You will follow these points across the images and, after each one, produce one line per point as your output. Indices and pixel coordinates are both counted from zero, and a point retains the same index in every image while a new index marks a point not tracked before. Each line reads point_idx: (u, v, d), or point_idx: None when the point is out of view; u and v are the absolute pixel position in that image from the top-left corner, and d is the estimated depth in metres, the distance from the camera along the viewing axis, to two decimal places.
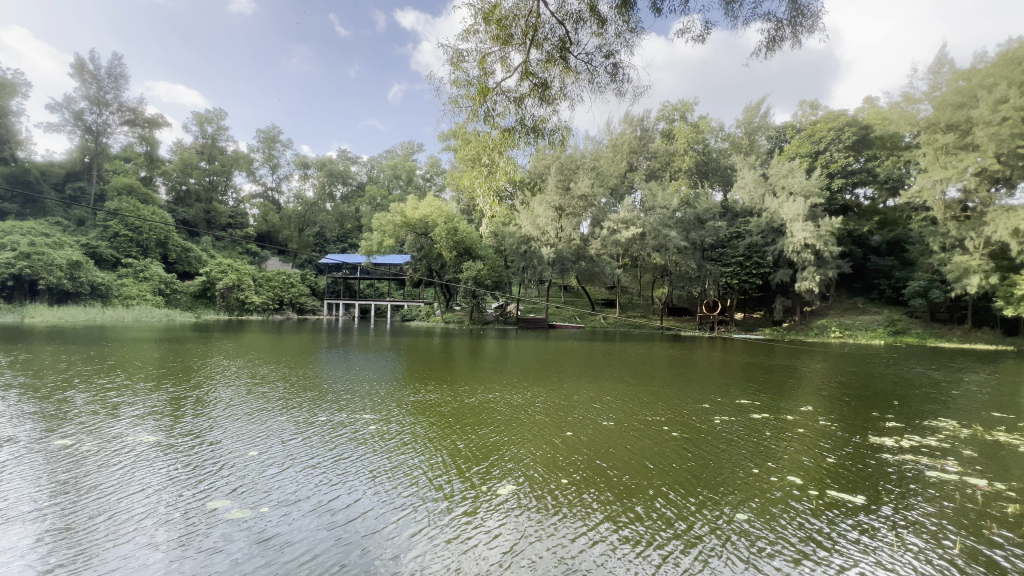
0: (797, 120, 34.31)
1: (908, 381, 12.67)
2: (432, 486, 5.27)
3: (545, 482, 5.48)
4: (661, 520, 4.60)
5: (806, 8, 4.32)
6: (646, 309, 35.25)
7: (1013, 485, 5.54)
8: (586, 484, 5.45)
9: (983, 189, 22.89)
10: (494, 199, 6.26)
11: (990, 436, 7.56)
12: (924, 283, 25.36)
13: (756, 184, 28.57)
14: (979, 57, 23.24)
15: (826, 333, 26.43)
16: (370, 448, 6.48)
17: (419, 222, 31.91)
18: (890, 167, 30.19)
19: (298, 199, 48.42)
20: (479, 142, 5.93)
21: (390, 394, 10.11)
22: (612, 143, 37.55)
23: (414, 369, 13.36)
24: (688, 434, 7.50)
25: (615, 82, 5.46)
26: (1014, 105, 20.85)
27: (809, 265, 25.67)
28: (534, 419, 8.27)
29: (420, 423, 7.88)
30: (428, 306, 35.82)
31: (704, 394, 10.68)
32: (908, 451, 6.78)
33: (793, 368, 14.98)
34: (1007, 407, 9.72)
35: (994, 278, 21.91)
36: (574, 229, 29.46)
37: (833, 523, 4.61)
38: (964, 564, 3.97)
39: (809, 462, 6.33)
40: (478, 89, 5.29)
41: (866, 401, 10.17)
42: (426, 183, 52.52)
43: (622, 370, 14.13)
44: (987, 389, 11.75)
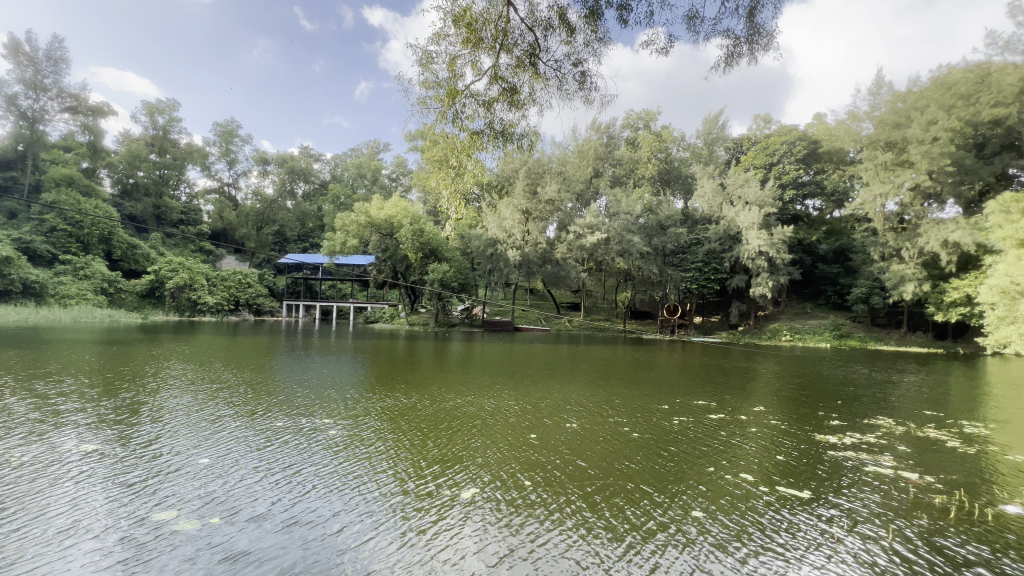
0: (753, 133, 35.99)
1: (853, 382, 13.51)
2: (402, 494, 5.20)
3: (518, 486, 5.53)
4: (632, 521, 4.74)
5: (762, 27, 4.47)
6: (610, 312, 35.97)
7: (941, 478, 6.02)
8: (556, 486, 5.54)
9: (917, 204, 24.79)
10: (460, 202, 6.22)
11: (922, 433, 8.16)
12: (865, 291, 26.99)
13: (714, 193, 29.79)
14: (914, 80, 25.15)
15: (777, 336, 27.78)
16: (337, 456, 6.36)
17: (384, 222, 31.35)
18: (836, 180, 32.14)
19: (256, 196, 46.60)
20: (447, 144, 5.90)
21: (354, 397, 9.97)
22: (578, 149, 38.18)
23: (380, 373, 13.20)
24: (649, 434, 7.78)
25: (583, 90, 5.44)
26: (943, 126, 22.70)
27: (763, 271, 26.92)
28: (502, 422, 8.36)
29: (387, 428, 7.78)
30: (392, 308, 35.23)
31: (664, 395, 11.06)
32: (850, 449, 7.24)
33: (749, 369, 15.71)
34: (937, 406, 10.52)
35: (927, 286, 23.64)
36: (540, 233, 29.74)
37: (793, 518, 4.88)
38: (912, 551, 4.29)
39: (764, 461, 6.64)
40: (447, 92, 5.26)
41: (815, 401, 10.76)
42: (392, 183, 51.74)
43: (586, 371, 14.46)
44: (921, 389, 12.67)
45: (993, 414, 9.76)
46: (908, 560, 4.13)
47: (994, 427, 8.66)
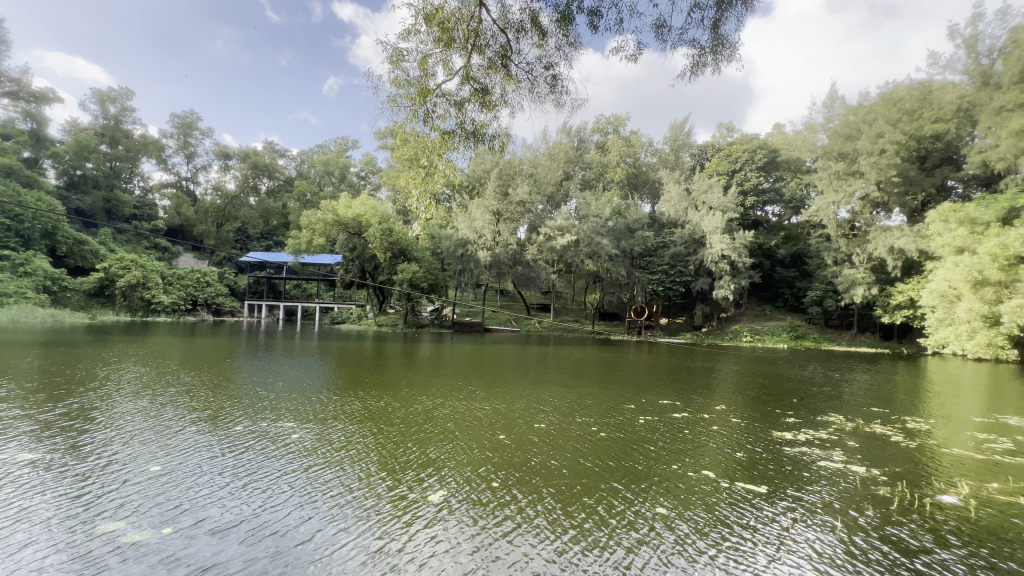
0: (717, 140, 37.23)
1: (808, 381, 14.18)
2: (374, 500, 5.12)
3: (491, 488, 5.54)
4: (605, 520, 4.83)
5: (726, 39, 4.63)
6: (579, 313, 36.46)
7: (885, 471, 6.42)
8: (530, 488, 5.59)
9: (867, 212, 26.24)
10: (430, 201, 6.15)
11: (869, 429, 8.67)
12: (819, 293, 28.33)
13: (680, 198, 30.70)
14: (864, 95, 26.66)
15: (738, 337, 28.87)
16: (304, 461, 6.20)
17: (352, 220, 30.75)
18: (793, 188, 33.64)
19: (217, 191, 44.82)
20: (417, 143, 5.85)
21: (320, 400, 9.74)
22: (549, 151, 38.50)
23: (346, 374, 12.94)
24: (614, 433, 7.96)
25: (555, 94, 5.49)
26: (889, 139, 24.35)
27: (725, 274, 27.89)
28: (470, 423, 8.37)
29: (354, 431, 7.63)
30: (360, 309, 34.56)
31: (630, 395, 11.31)
32: (804, 445, 7.61)
33: (712, 369, 16.27)
34: (883, 403, 11.20)
35: (875, 289, 25.05)
36: (511, 234, 29.83)
37: (753, 512, 5.12)
38: (865, 541, 4.56)
39: (727, 458, 6.90)
40: (419, 91, 5.21)
41: (773, 400, 11.24)
42: (361, 181, 50.71)
43: (554, 372, 14.62)
44: (868, 387, 13.42)
45: (933, 410, 10.46)
46: (861, 549, 4.39)
47: (934, 422, 9.26)
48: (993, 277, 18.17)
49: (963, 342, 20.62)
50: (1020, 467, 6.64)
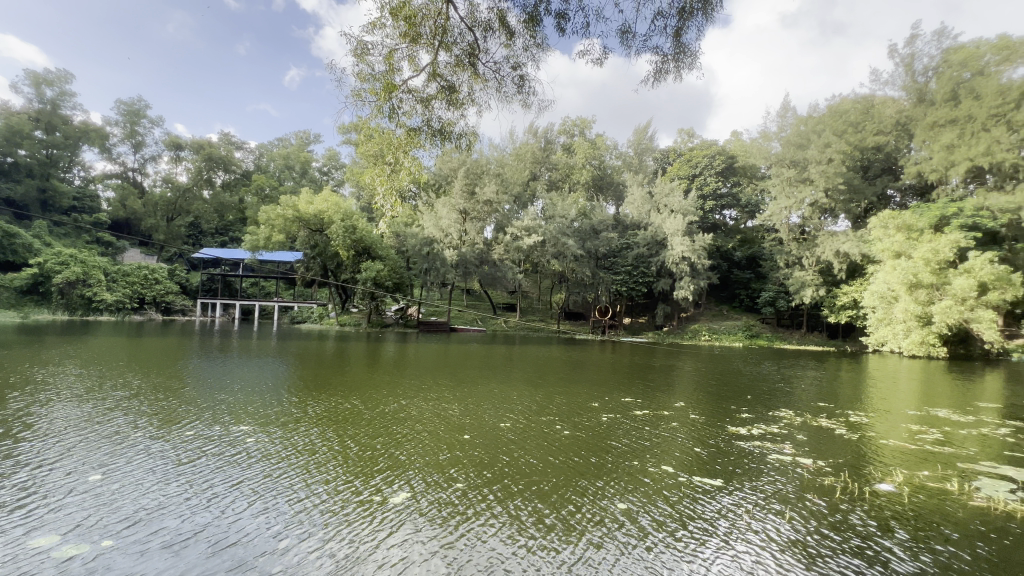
0: (678, 145, 38.37)
1: (760, 378, 14.89)
2: (336, 503, 5.05)
3: (461, 489, 5.54)
4: (575, 518, 4.92)
5: (687, 47, 4.79)
6: (545, 313, 36.76)
7: (829, 462, 6.85)
8: (502, 487, 5.62)
9: (816, 217, 27.60)
10: (396, 199, 6.05)
11: (816, 422, 9.19)
12: (772, 294, 29.67)
13: (643, 201, 31.53)
14: (814, 107, 28.16)
15: (697, 336, 29.90)
16: (266, 467, 6.00)
17: (314, 217, 29.86)
18: (749, 193, 35.07)
19: (167, 183, 42.48)
20: (382, 139, 5.78)
21: (279, 402, 9.43)
22: (516, 151, 38.57)
23: (308, 375, 12.59)
24: (579, 431, 8.11)
25: (522, 94, 5.52)
26: (836, 149, 26.00)
27: (685, 275, 28.79)
28: (435, 423, 8.32)
29: (316, 434, 7.45)
30: (322, 308, 33.61)
31: (594, 393, 11.50)
32: (757, 439, 7.99)
33: (673, 367, 16.78)
34: (829, 398, 11.89)
35: (822, 291, 26.50)
36: (477, 233, 29.77)
37: (710, 504, 5.36)
38: (813, 527, 4.85)
39: (686, 453, 7.18)
40: (384, 86, 5.13)
41: (729, 396, 11.73)
42: (323, 177, 49.20)
43: (520, 371, 14.69)
44: (816, 383, 14.22)
45: (872, 404, 11.20)
46: (810, 535, 4.68)
47: (873, 416, 9.92)
48: (926, 280, 19.99)
49: (899, 340, 22.04)
50: (947, 454, 7.23)
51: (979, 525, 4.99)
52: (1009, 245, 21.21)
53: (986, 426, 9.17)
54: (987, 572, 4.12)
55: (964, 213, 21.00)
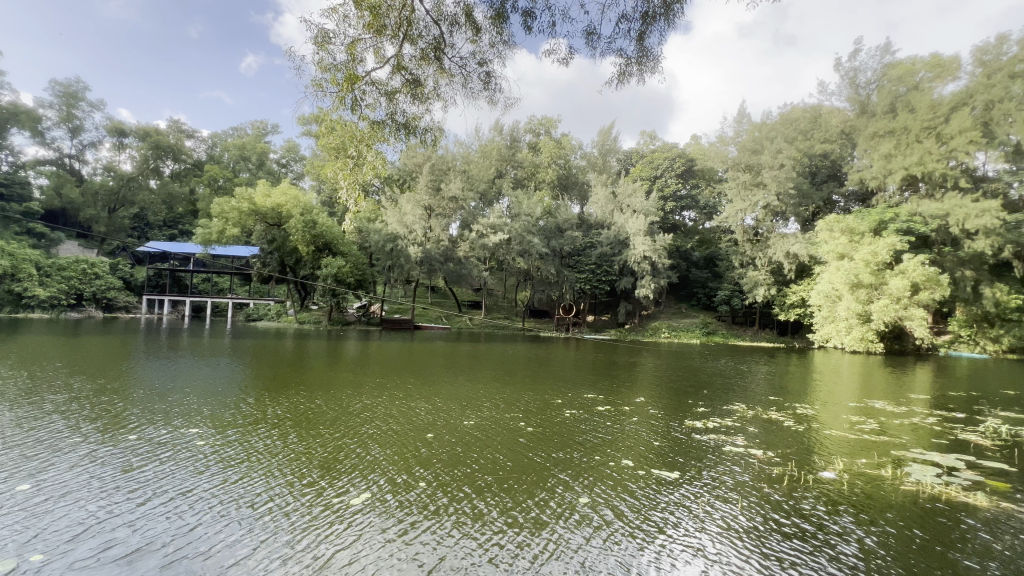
0: (641, 147, 39.31)
1: (716, 373, 15.55)
2: (298, 506, 4.93)
3: (426, 488, 5.51)
4: (546, 514, 4.98)
5: (650, 51, 4.89)
6: (510, 310, 36.85)
7: (777, 452, 7.24)
8: (472, 485, 5.64)
9: (768, 220, 28.82)
10: (359, 194, 5.88)
11: (767, 415, 9.68)
12: (727, 293, 30.85)
13: (606, 201, 32.16)
14: (767, 114, 29.54)
15: (657, 334, 30.78)
16: (225, 471, 5.76)
17: (271, 211, 28.72)
18: (707, 196, 36.34)
19: (109, 172, 39.86)
20: (345, 132, 5.63)
21: (236, 403, 9.08)
22: (482, 149, 38.46)
23: (265, 375, 12.18)
24: (542, 428, 8.23)
25: (489, 91, 5.47)
26: (787, 155, 27.39)
27: (646, 274, 29.58)
28: (398, 422, 8.23)
29: (274, 435, 7.23)
30: (279, 305, 32.45)
31: (557, 390, 11.67)
32: (711, 432, 8.32)
33: (634, 364, 17.21)
34: (778, 392, 12.54)
35: (774, 290, 27.83)
36: (442, 230, 29.51)
37: (669, 495, 5.56)
38: (762, 514, 5.12)
39: (646, 447, 7.41)
40: (347, 76, 4.99)
41: (687, 391, 12.18)
42: (282, 169, 47.38)
43: (486, 369, 14.75)
44: (766, 378, 14.97)
45: (817, 397, 11.90)
46: (760, 523, 4.94)
47: (818, 408, 10.53)
48: (867, 280, 21.35)
49: (842, 337, 23.28)
50: (883, 443, 7.75)
51: (915, 508, 5.37)
52: (939, 249, 22.97)
53: (917, 416, 9.90)
54: (916, 551, 4.46)
55: (899, 218, 22.75)
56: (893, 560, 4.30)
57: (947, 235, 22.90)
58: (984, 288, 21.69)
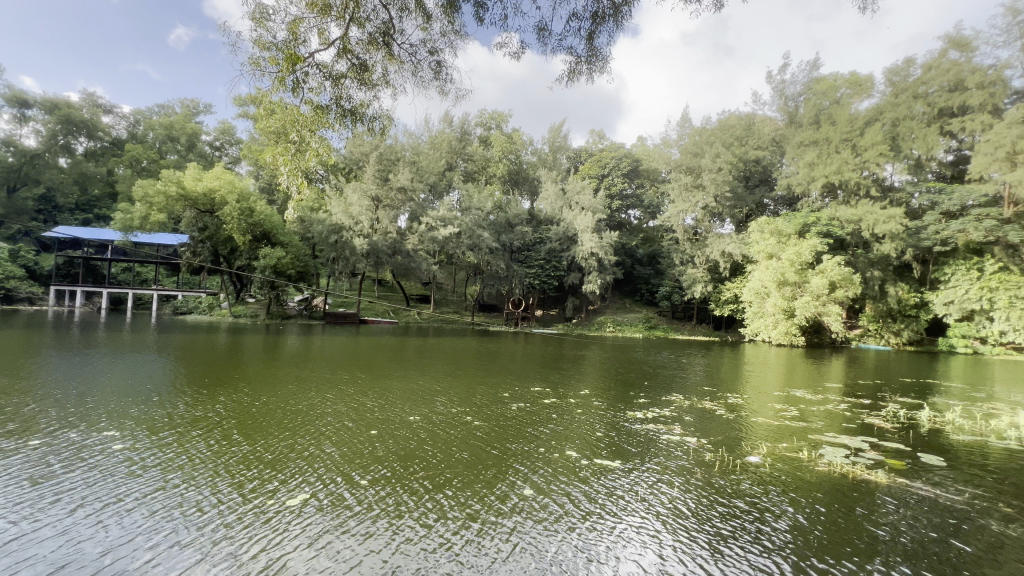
0: (590, 146, 40.16)
1: (655, 365, 16.32)
2: (240, 509, 4.70)
3: (375, 485, 5.41)
4: (499, 505, 5.07)
5: (599, 52, 4.98)
6: (459, 304, 36.61)
7: (709, 439, 7.71)
8: (431, 480, 5.62)
9: (706, 220, 29.97)
10: (302, 180, 5.57)
11: (702, 405, 10.27)
12: (668, 290, 32.12)
13: (556, 197, 32.69)
14: (707, 120, 31.14)
15: (603, 328, 31.75)
16: (162, 476, 5.39)
17: (203, 196, 26.71)
18: (651, 195, 37.74)
19: (8, 146, 35.48)
20: (286, 115, 5.33)
21: (169, 403, 8.46)
22: (432, 140, 37.77)
23: (196, 372, 11.37)
24: (490, 421, 8.28)
25: (439, 81, 5.32)
26: (724, 160, 28.87)
27: (593, 270, 30.36)
28: (343, 420, 7.97)
29: (209, 436, 6.81)
30: (212, 298, 30.41)
31: (505, 383, 11.80)
32: (651, 422, 8.71)
33: (580, 357, 17.69)
34: (712, 382, 13.35)
35: (710, 287, 29.40)
36: (390, 222, 28.76)
37: (614, 482, 5.80)
38: (700, 497, 5.46)
39: (592, 437, 7.65)
40: (288, 57, 4.72)
41: (629, 383, 12.69)
42: (215, 152, 44.17)
43: (435, 363, 14.60)
44: (701, 369, 15.88)
45: (746, 387, 12.76)
46: (700, 505, 5.23)
47: (747, 397, 11.31)
48: (791, 279, 23.13)
49: (769, 331, 24.88)
50: (801, 429, 8.47)
51: (832, 486, 5.92)
52: (853, 251, 25.22)
53: (831, 403, 10.87)
54: (832, 524, 4.90)
55: (820, 221, 24.86)
56: (821, 532, 4.74)
57: (860, 238, 25.20)
58: (890, 287, 24.07)
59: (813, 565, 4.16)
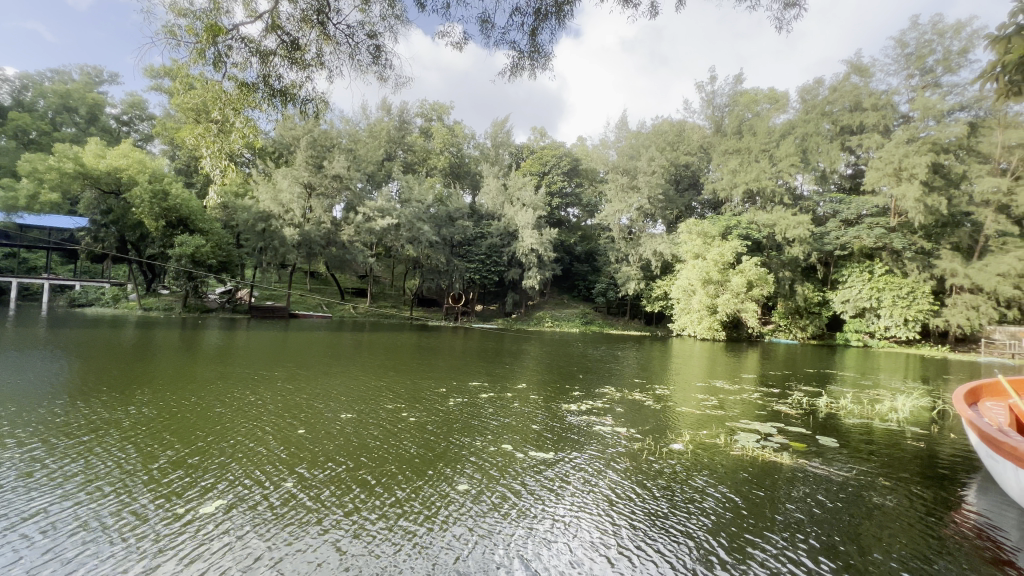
0: (531, 143, 40.54)
1: (589, 359, 16.83)
2: (173, 515, 4.36)
3: (319, 484, 5.22)
4: (447, 497, 5.08)
5: (541, 49, 5.02)
6: (397, 298, 35.72)
7: (638, 428, 8.07)
8: (379, 475, 5.52)
9: (640, 220, 31.18)
10: (227, 163, 5.11)
11: (633, 397, 10.72)
12: (604, 286, 33.29)
13: (497, 192, 32.76)
14: (642, 125, 32.56)
15: (541, 323, 32.29)
16: (74, 486, 4.83)
17: (106, 175, 23.94)
18: (589, 195, 38.80)
19: None
20: (206, 92, 4.88)
21: (79, 406, 7.61)
22: (370, 128, 36.38)
23: (101, 371, 10.20)
24: (428, 416, 8.16)
25: (377, 66, 5.08)
26: (657, 163, 30.23)
27: (533, 266, 30.85)
28: (274, 419, 7.50)
29: (124, 441, 6.18)
30: (117, 289, 27.47)
31: (443, 378, 11.71)
32: (586, 413, 9.01)
33: (517, 351, 17.86)
34: (641, 375, 14.00)
35: (643, 284, 30.79)
36: (325, 211, 27.42)
37: (556, 470, 5.98)
38: (638, 482, 5.75)
39: (531, 430, 7.73)
40: (208, 27, 4.30)
41: (564, 377, 12.93)
42: (121, 126, 39.70)
43: (370, 359, 14.08)
44: (632, 362, 16.63)
45: (671, 378, 13.54)
46: (638, 490, 5.50)
47: (673, 388, 11.99)
48: (715, 277, 24.79)
49: (694, 326, 26.49)
50: (720, 417, 9.10)
51: (746, 468, 6.43)
52: (768, 253, 27.45)
53: (746, 393, 11.79)
54: (754, 503, 5.31)
55: (741, 225, 26.79)
56: (744, 509, 5.15)
57: (774, 241, 27.43)
58: (798, 286, 26.49)
59: (741, 540, 4.52)
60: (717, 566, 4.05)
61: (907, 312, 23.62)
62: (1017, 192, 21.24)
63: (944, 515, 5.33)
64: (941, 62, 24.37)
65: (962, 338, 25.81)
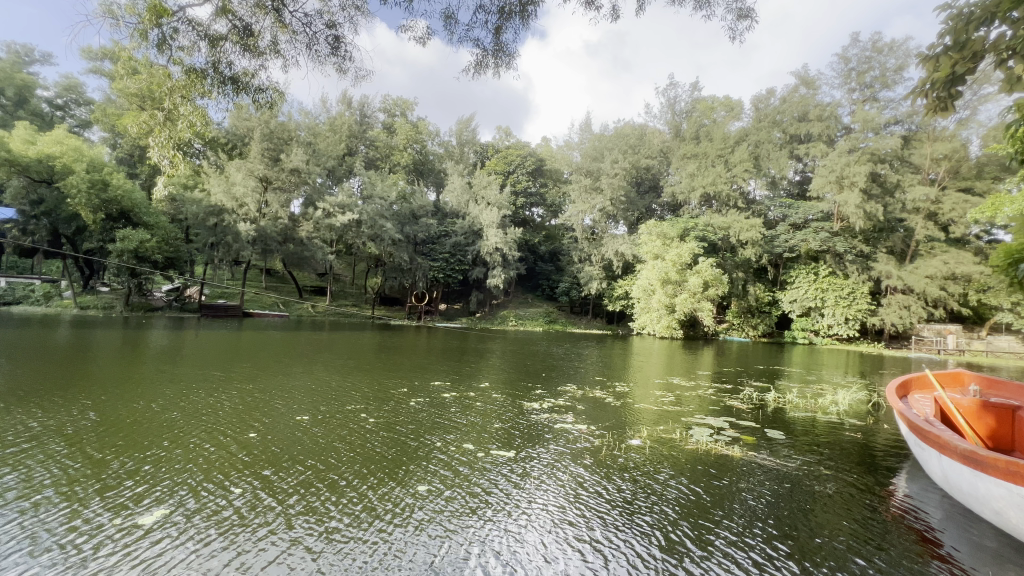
0: (496, 142, 40.45)
1: (552, 357, 16.97)
2: (129, 522, 4.14)
3: (282, 486, 5.06)
4: (416, 495, 5.04)
5: (505, 47, 4.99)
6: (357, 297, 34.85)
7: (598, 425, 8.20)
8: (345, 475, 5.41)
9: (603, 221, 31.72)
10: (175, 152, 4.80)
11: (593, 394, 10.89)
12: (567, 286, 33.67)
13: (462, 190, 32.50)
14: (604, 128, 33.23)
15: (505, 322, 32.31)
16: (12, 498, 4.46)
17: (36, 163, 22.09)
18: (554, 195, 39.12)
19: None
20: (149, 78, 4.58)
21: (15, 412, 7.01)
22: (330, 121, 35.25)
23: (36, 374, 9.44)
24: (392, 416, 8.02)
25: (336, 57, 4.91)
26: (620, 165, 30.85)
27: (497, 265, 30.84)
28: (232, 422, 7.16)
29: (68, 447, 5.77)
30: (49, 285, 25.44)
31: (405, 378, 11.47)
32: (548, 411, 9.09)
33: (482, 350, 17.72)
34: (601, 372, 14.24)
35: (605, 284, 31.34)
36: (281, 206, 26.41)
37: (523, 467, 6.03)
38: (605, 476, 5.87)
39: (496, 429, 7.73)
40: (151, 6, 4.02)
41: (528, 376, 12.94)
42: (54, 110, 36.72)
43: (330, 358, 13.68)
44: (593, 360, 16.87)
45: (631, 376, 13.84)
46: (604, 484, 5.62)
47: (632, 385, 12.25)
48: (673, 277, 25.58)
49: (654, 324, 27.16)
50: (676, 412, 9.40)
51: (702, 461, 6.69)
52: (723, 254, 28.53)
53: (701, 389, 12.22)
54: (712, 493, 5.54)
55: (698, 227, 27.69)
56: (704, 499, 5.37)
57: (728, 243, 28.55)
58: (750, 287, 27.70)
59: (706, 529, 4.69)
60: (683, 555, 4.17)
61: (848, 311, 25.13)
62: (943, 201, 23.24)
63: (880, 500, 5.71)
64: (879, 79, 26.10)
65: (896, 335, 27.71)
